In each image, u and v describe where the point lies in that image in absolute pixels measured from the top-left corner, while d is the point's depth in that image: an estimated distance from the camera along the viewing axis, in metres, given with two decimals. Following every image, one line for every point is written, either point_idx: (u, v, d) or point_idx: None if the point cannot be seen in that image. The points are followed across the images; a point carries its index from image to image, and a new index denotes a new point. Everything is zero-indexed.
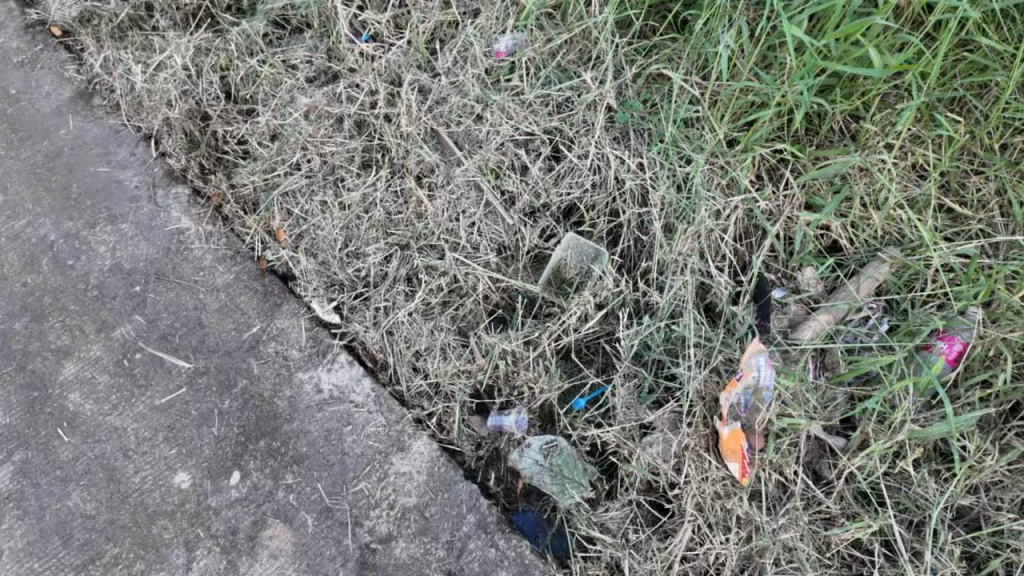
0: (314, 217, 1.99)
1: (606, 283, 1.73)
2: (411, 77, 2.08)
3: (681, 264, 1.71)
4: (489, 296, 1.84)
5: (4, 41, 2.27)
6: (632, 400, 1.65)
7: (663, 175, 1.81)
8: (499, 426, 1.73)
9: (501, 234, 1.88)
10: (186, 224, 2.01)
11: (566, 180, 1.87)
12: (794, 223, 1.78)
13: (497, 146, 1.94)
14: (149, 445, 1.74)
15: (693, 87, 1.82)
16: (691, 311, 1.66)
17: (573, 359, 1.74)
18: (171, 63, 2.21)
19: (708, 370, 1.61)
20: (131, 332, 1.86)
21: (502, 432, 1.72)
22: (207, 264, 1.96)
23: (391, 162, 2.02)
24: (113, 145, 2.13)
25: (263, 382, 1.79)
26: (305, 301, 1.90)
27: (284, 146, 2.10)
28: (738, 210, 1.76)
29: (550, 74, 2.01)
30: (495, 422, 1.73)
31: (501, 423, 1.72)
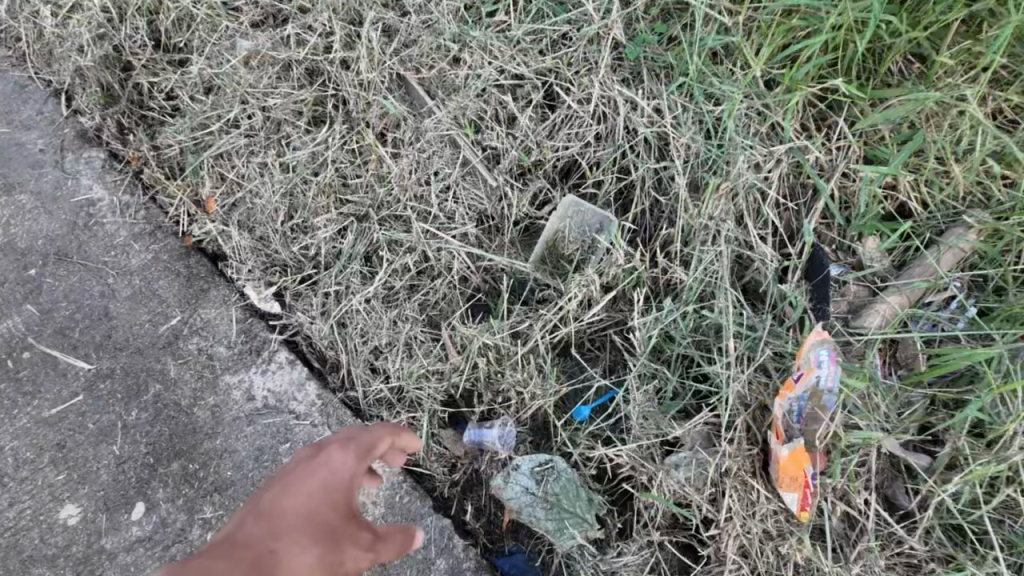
0: (252, 182, 1.61)
1: (615, 259, 1.32)
2: (372, 13, 1.69)
3: (712, 233, 1.29)
4: (468, 278, 1.46)
5: None
6: (652, 410, 1.25)
7: (687, 120, 1.41)
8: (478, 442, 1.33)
9: (482, 199, 1.50)
10: (98, 193, 1.64)
11: (561, 131, 1.49)
12: (850, 181, 1.40)
13: (478, 93, 1.57)
14: (31, 470, 1.35)
15: (722, 12, 1.44)
16: (729, 292, 1.24)
17: (573, 356, 1.36)
18: (87, 4, 1.82)
19: (752, 368, 1.21)
20: (19, 326, 1.49)
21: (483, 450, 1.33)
22: (121, 242, 1.58)
23: (350, 116, 1.64)
24: (17, 103, 1.76)
25: (181, 388, 1.42)
26: (238, 286, 1.53)
27: (220, 99, 1.72)
28: (782, 163, 1.37)
29: (543, 7, 1.63)
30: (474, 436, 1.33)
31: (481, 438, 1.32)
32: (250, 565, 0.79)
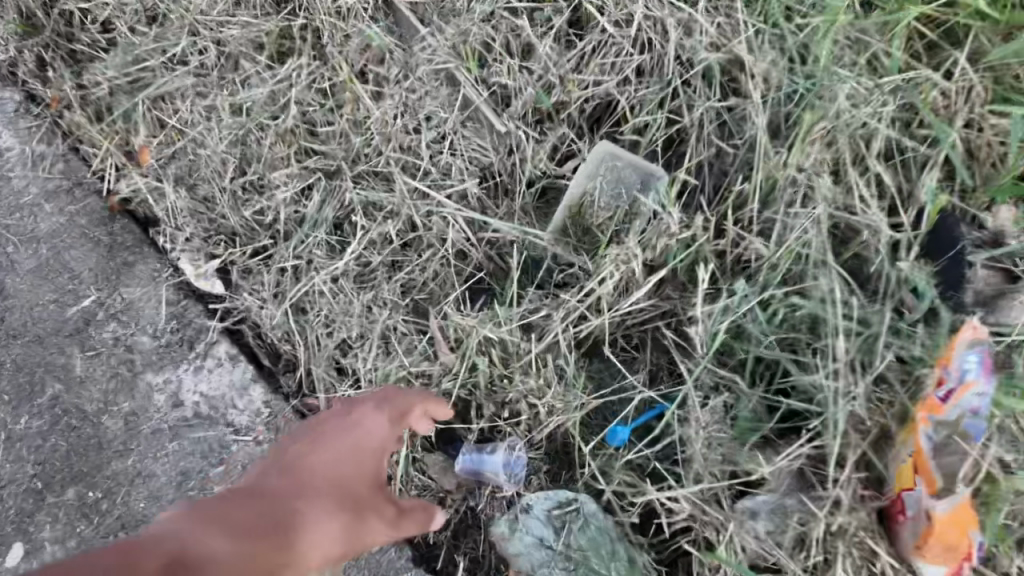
0: (195, 128, 1.27)
1: (668, 226, 0.98)
2: None
3: (800, 192, 0.94)
4: (467, 253, 1.11)
5: None
6: (719, 436, 0.89)
7: (765, 45, 1.04)
8: (475, 473, 0.98)
9: (488, 151, 1.15)
10: (4, 138, 1.28)
11: (594, 61, 1.14)
12: (982, 129, 1.02)
13: (484, 15, 1.20)
14: None
15: None
16: (834, 272, 0.88)
17: (603, 358, 1.02)
18: None
19: (868, 382, 0.84)
20: None
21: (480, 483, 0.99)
22: (28, 200, 1.24)
23: (320, 47, 1.29)
24: None
25: (88, 389, 1.08)
26: (171, 259, 1.19)
27: (166, 31, 1.33)
28: (892, 101, 1.00)
29: None
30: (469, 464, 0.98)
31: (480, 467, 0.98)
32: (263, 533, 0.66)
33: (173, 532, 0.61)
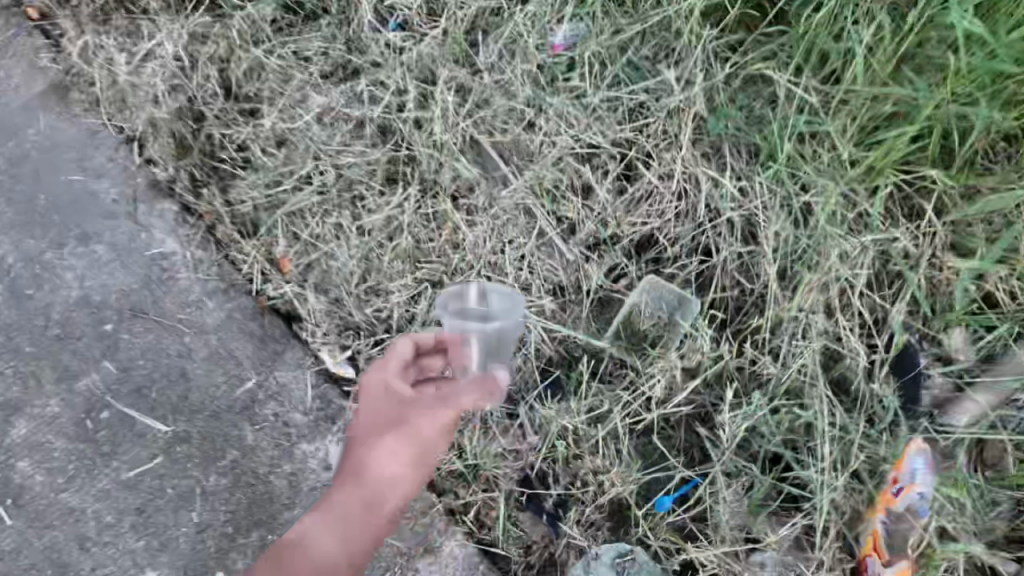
0: (327, 243, 1.61)
1: (700, 346, 1.36)
2: (446, 73, 1.68)
3: (801, 325, 1.33)
4: (542, 351, 1.42)
5: None
6: (738, 508, 1.28)
7: (772, 206, 1.42)
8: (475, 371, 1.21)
9: (557, 271, 1.50)
10: (171, 246, 1.61)
11: (643, 206, 1.51)
12: (938, 270, 1.38)
13: (554, 161, 1.57)
14: (113, 534, 1.38)
15: (810, 94, 1.44)
16: (823, 390, 1.28)
17: (655, 442, 1.35)
18: (160, 51, 1.76)
19: (845, 477, 1.25)
20: (99, 383, 1.50)
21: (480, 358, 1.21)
22: (195, 298, 1.57)
23: (423, 177, 1.64)
24: (89, 149, 1.69)
25: (259, 454, 1.44)
26: (312, 350, 1.54)
27: (292, 155, 1.70)
28: (869, 252, 1.36)
29: (619, 73, 1.64)
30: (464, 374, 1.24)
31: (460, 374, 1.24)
32: (354, 477, 1.11)
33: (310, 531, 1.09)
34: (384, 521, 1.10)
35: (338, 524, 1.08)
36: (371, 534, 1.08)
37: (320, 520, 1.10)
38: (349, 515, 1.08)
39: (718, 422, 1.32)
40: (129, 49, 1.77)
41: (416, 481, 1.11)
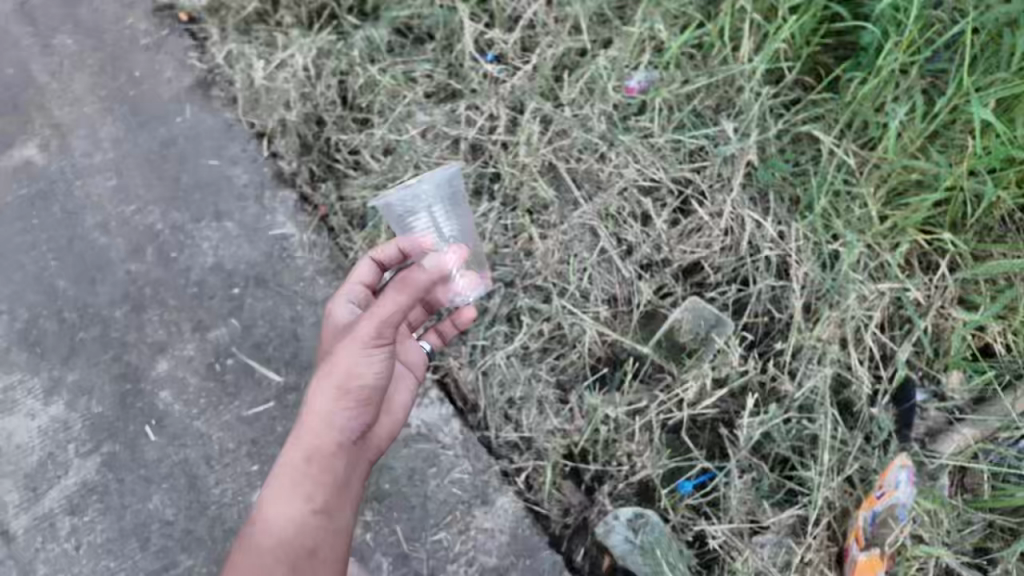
0: None
1: (730, 359, 1.60)
2: (534, 105, 1.95)
3: (817, 353, 1.58)
4: (593, 350, 1.69)
5: (127, 19, 2.00)
6: (750, 497, 1.51)
7: (806, 249, 1.66)
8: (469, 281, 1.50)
9: (614, 284, 1.75)
10: (292, 230, 1.85)
11: (693, 237, 1.76)
12: (945, 319, 1.60)
13: (619, 190, 1.83)
14: (231, 458, 1.66)
15: (848, 155, 1.70)
16: (828, 409, 1.53)
17: (683, 438, 1.60)
18: (293, 62, 1.99)
19: (841, 479, 1.49)
20: (226, 335, 1.74)
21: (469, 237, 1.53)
22: (308, 275, 1.81)
23: (505, 193, 1.88)
24: (226, 140, 1.91)
25: None
26: None
27: (397, 163, 1.94)
28: (884, 297, 1.60)
29: (684, 118, 1.89)
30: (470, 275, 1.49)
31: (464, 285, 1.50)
32: (298, 433, 1.20)
33: (268, 500, 1.17)
34: (337, 462, 1.20)
35: (287, 484, 1.17)
36: (328, 477, 1.19)
37: (275, 489, 1.17)
38: (298, 468, 1.18)
39: (737, 425, 1.56)
40: (267, 57, 2.01)
41: (353, 408, 1.21)
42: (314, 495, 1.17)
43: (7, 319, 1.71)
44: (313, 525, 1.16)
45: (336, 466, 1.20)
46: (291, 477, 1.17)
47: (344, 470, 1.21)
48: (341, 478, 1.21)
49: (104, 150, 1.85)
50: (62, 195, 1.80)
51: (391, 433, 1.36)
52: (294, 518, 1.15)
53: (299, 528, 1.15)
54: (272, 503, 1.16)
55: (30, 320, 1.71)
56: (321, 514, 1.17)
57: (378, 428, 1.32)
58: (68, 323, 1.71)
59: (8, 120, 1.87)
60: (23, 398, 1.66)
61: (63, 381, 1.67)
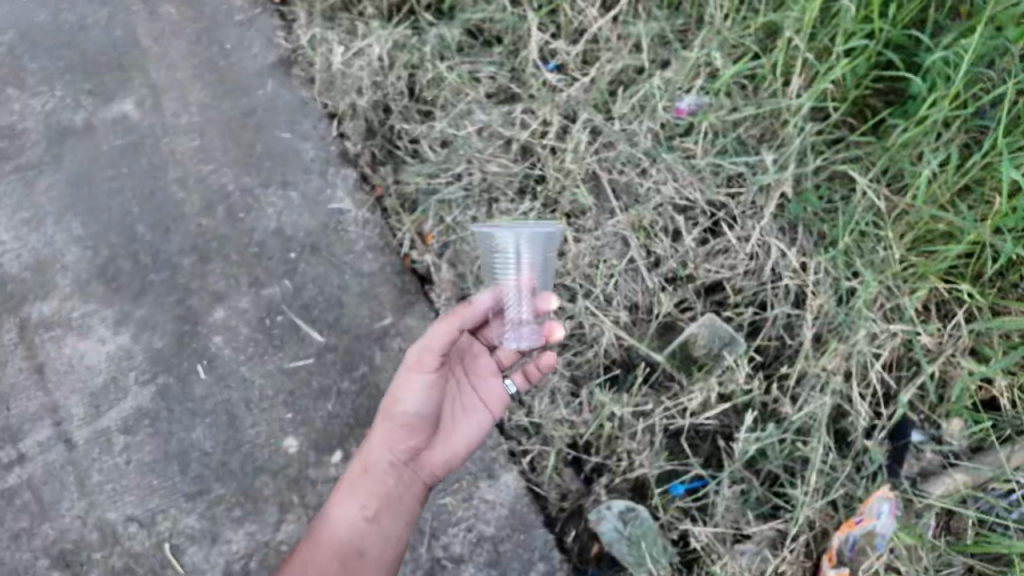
0: (463, 230, 2.01)
1: (737, 377, 1.70)
2: (586, 115, 2.05)
3: (821, 381, 1.69)
4: (609, 351, 1.80)
5: None
6: (735, 506, 1.64)
7: (825, 282, 1.77)
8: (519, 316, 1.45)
9: (637, 293, 1.86)
10: (348, 206, 2.01)
11: (719, 257, 1.86)
12: (953, 367, 1.67)
13: (655, 206, 1.93)
14: (269, 404, 1.82)
15: (880, 198, 1.77)
16: (822, 435, 1.64)
17: (682, 444, 1.71)
18: (369, 51, 2.14)
19: (824, 501, 1.61)
20: (278, 294, 1.91)
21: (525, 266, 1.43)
22: (358, 249, 1.97)
23: (548, 195, 2.01)
24: (300, 115, 2.09)
25: (381, 373, 1.87)
26: (435, 307, 1.95)
27: (452, 156, 2.07)
28: (895, 338, 1.70)
29: (727, 144, 1.98)
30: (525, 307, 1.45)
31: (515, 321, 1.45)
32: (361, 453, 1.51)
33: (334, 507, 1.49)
34: (384, 476, 1.48)
35: (345, 492, 1.48)
36: (377, 490, 1.47)
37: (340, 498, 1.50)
38: (357, 480, 1.48)
39: (735, 438, 1.69)
40: (346, 44, 2.16)
41: (402, 434, 1.48)
42: (363, 505, 1.46)
43: (91, 254, 1.90)
44: (361, 530, 1.45)
45: (384, 482, 1.48)
46: (351, 488, 1.48)
47: (391, 484, 1.48)
48: (389, 490, 1.48)
49: (191, 114, 2.05)
50: (150, 150, 2.00)
51: (449, 461, 1.53)
52: (345, 520, 1.46)
53: (350, 530, 1.45)
54: (336, 510, 1.48)
55: (110, 257, 1.90)
56: (370, 521, 1.46)
57: (432, 454, 1.52)
58: (142, 265, 1.90)
59: (113, 76, 2.07)
60: (96, 325, 1.85)
61: (131, 316, 1.86)
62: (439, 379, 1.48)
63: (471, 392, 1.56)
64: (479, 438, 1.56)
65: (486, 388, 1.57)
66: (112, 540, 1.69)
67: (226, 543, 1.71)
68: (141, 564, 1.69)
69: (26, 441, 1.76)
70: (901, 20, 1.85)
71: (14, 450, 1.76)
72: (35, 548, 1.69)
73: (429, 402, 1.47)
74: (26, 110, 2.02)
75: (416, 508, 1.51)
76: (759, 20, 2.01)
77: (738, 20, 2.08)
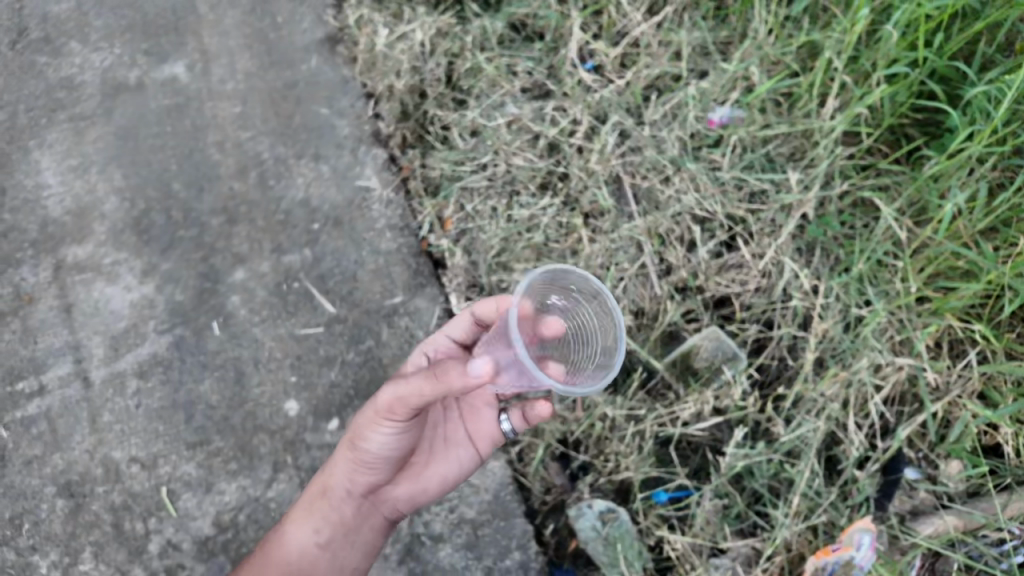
0: (481, 219, 2.03)
1: (733, 392, 1.73)
2: (616, 118, 2.05)
3: (817, 406, 1.71)
4: None
5: None
6: (714, 519, 1.66)
7: (835, 307, 1.79)
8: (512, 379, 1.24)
9: (645, 298, 1.86)
10: (374, 184, 2.05)
11: (730, 272, 1.86)
12: (957, 407, 1.69)
13: (675, 214, 1.93)
14: (276, 366, 1.87)
15: (902, 229, 1.78)
16: (810, 459, 1.67)
17: (670, 451, 1.73)
18: (412, 37, 2.18)
19: (804, 526, 1.64)
20: (297, 262, 1.96)
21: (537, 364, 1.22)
22: (379, 227, 2.01)
23: (568, 193, 2.02)
24: (339, 93, 2.14)
25: (386, 349, 1.90)
26: (445, 291, 1.97)
27: (480, 145, 2.09)
28: (900, 372, 1.72)
29: (755, 160, 1.96)
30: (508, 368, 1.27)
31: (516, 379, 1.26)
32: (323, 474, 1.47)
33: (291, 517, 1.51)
34: (341, 505, 1.48)
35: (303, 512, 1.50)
36: (333, 516, 1.48)
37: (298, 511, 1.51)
38: (316, 501, 1.48)
39: (723, 452, 1.71)
40: (391, 27, 2.21)
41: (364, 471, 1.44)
42: (317, 531, 1.47)
43: (127, 205, 1.98)
44: (314, 553, 1.47)
45: (342, 509, 1.47)
46: (308, 508, 1.48)
47: (347, 514, 1.47)
48: (344, 518, 1.48)
49: (236, 81, 2.12)
50: (194, 112, 2.08)
51: (415, 497, 1.51)
52: (295, 540, 1.48)
53: (301, 551, 1.47)
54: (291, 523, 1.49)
55: (144, 209, 1.97)
56: (321, 547, 1.47)
57: (396, 490, 1.49)
58: (174, 221, 1.97)
59: (168, 38, 2.16)
60: (123, 273, 1.92)
61: (158, 268, 1.93)
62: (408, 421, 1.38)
63: (451, 429, 1.52)
64: (453, 479, 1.51)
65: (469, 426, 1.53)
66: (115, 477, 1.77)
67: (219, 494, 1.78)
68: (139, 504, 1.76)
69: (47, 374, 1.84)
70: (948, 51, 1.78)
71: (35, 382, 1.83)
72: (44, 476, 1.77)
73: (396, 445, 1.40)
74: (86, 64, 2.11)
75: (372, 538, 1.51)
76: (802, 38, 1.98)
77: (781, 37, 2.06)
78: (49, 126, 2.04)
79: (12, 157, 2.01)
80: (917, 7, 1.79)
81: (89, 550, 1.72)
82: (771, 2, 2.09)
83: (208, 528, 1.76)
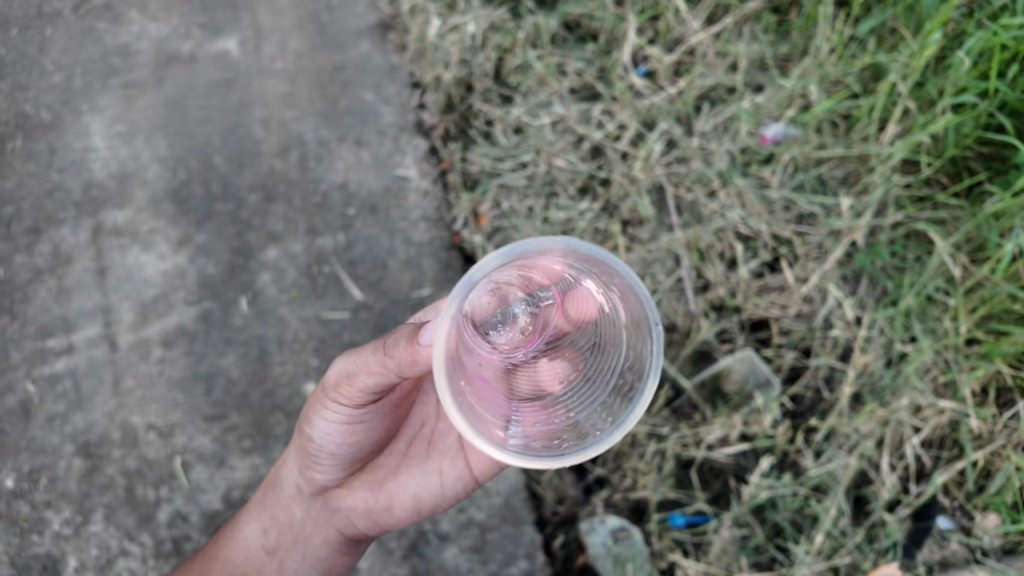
0: (516, 218, 2.00)
1: (762, 420, 1.68)
2: (664, 127, 2.00)
3: (850, 442, 1.66)
4: None
5: None
6: (731, 547, 1.63)
7: (877, 341, 1.72)
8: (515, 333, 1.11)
9: (678, 313, 1.80)
10: (412, 174, 2.02)
11: (769, 295, 1.81)
12: (1001, 458, 1.60)
13: (717, 230, 1.88)
14: (299, 346, 1.86)
15: (956, 265, 1.70)
16: (838, 497, 1.62)
17: (692, 474, 1.69)
18: (463, 28, 2.14)
19: (825, 565, 1.60)
20: (329, 246, 1.95)
21: (635, 311, 1.05)
22: (414, 217, 1.98)
23: (607, 199, 1.97)
24: (386, 80, 2.11)
25: None
26: None
27: (522, 143, 2.06)
28: (942, 416, 1.64)
29: (805, 181, 1.90)
30: (575, 306, 1.09)
31: (591, 349, 1.09)
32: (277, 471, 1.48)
33: (243, 509, 1.53)
34: (290, 507, 1.47)
35: (252, 509, 1.50)
36: (282, 518, 1.47)
37: (248, 505, 1.52)
38: (267, 496, 1.49)
39: (747, 480, 1.67)
40: (445, 16, 2.16)
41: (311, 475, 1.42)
42: (265, 532, 1.48)
43: (169, 174, 1.99)
44: (261, 555, 1.48)
45: (289, 510, 1.47)
46: (258, 505, 1.49)
47: (294, 516, 1.47)
48: (294, 522, 1.47)
49: (286, 61, 2.11)
50: (243, 88, 2.08)
51: (377, 509, 1.45)
52: (244, 539, 1.49)
53: (249, 547, 1.49)
54: (244, 514, 1.51)
55: (185, 179, 1.99)
56: (267, 548, 1.48)
57: (351, 500, 1.45)
58: (212, 193, 1.98)
59: (224, 12, 2.15)
60: (159, 242, 1.94)
61: (192, 239, 1.94)
62: (362, 417, 1.32)
63: (438, 435, 1.47)
64: (423, 491, 1.45)
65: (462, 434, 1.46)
66: (131, 442, 1.79)
67: (230, 470, 1.78)
68: (153, 471, 1.77)
69: (76, 334, 1.85)
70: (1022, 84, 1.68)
71: (64, 340, 1.85)
72: (65, 434, 1.79)
73: (336, 445, 1.34)
74: (144, 33, 2.12)
75: (322, 548, 1.49)
76: (865, 59, 1.90)
77: (844, 56, 1.98)
78: (103, 91, 2.06)
79: (64, 118, 2.03)
80: (991, 36, 1.70)
81: (100, 511, 1.74)
82: (837, 20, 2.01)
83: (217, 502, 1.76)
